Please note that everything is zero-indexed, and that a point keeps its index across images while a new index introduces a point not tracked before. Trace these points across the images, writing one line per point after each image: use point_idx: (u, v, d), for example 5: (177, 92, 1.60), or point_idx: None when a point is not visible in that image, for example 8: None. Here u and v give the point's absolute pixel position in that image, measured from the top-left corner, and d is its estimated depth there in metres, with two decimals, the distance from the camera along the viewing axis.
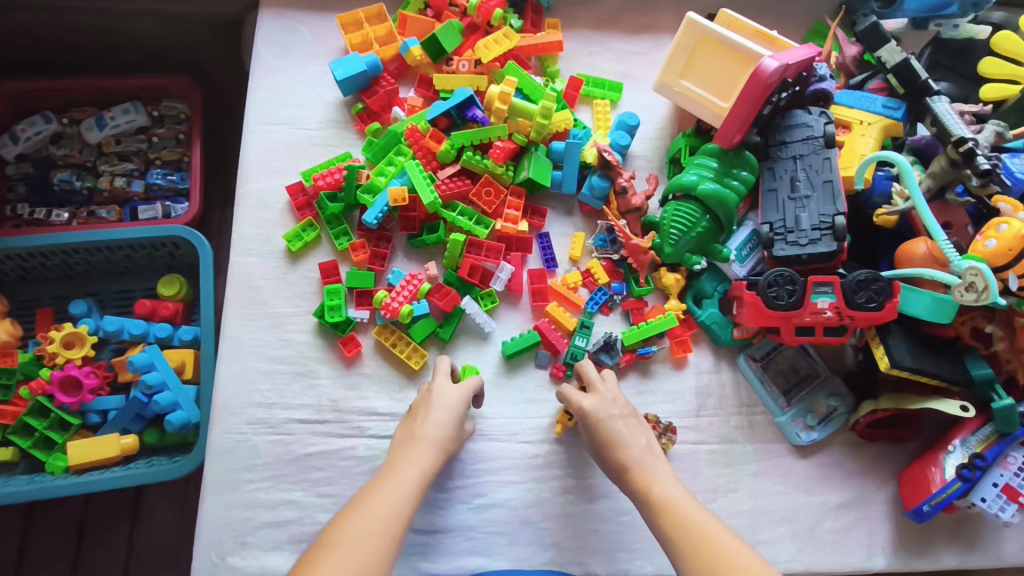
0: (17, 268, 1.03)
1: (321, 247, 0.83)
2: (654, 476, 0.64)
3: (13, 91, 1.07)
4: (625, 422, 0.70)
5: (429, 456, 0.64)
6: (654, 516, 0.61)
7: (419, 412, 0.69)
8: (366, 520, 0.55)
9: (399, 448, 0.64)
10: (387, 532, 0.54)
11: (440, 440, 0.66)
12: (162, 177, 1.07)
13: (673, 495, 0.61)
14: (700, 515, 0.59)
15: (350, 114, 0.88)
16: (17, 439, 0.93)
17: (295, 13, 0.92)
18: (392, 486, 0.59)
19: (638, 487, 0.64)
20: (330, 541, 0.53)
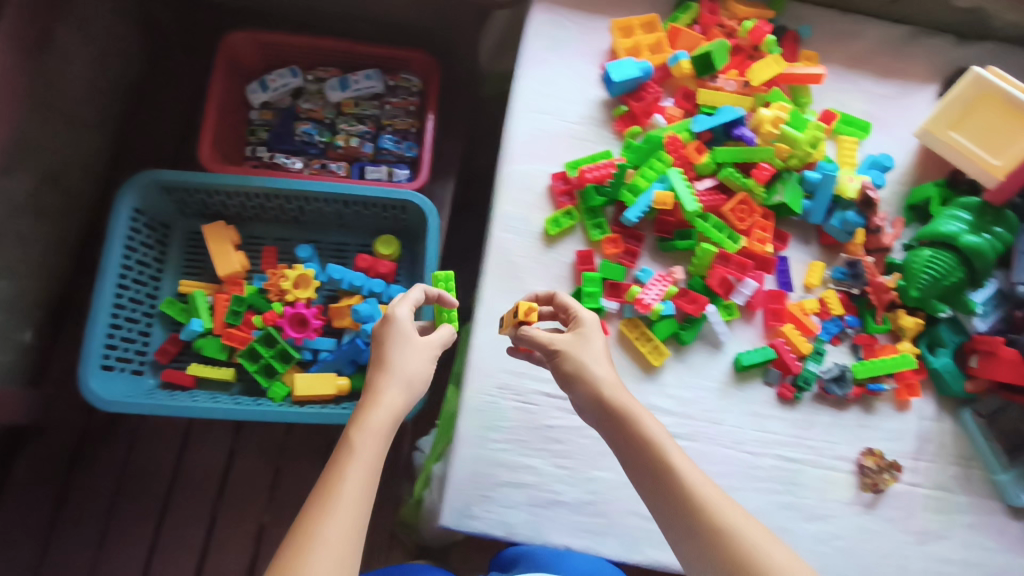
0: (253, 206, 1.11)
1: (575, 235, 0.87)
2: (640, 414, 0.60)
3: (270, 44, 1.14)
4: (605, 352, 0.66)
5: (394, 405, 0.63)
6: (638, 462, 0.58)
7: (380, 353, 0.68)
8: (346, 511, 0.54)
9: (366, 406, 0.62)
10: (355, 516, 0.54)
11: (406, 380, 0.65)
12: (393, 144, 1.14)
13: (662, 441, 0.58)
14: (685, 468, 0.56)
15: (612, 114, 0.91)
16: (246, 361, 1.02)
17: (567, 11, 0.96)
18: (360, 462, 0.57)
19: (623, 425, 0.60)
20: (312, 538, 0.52)
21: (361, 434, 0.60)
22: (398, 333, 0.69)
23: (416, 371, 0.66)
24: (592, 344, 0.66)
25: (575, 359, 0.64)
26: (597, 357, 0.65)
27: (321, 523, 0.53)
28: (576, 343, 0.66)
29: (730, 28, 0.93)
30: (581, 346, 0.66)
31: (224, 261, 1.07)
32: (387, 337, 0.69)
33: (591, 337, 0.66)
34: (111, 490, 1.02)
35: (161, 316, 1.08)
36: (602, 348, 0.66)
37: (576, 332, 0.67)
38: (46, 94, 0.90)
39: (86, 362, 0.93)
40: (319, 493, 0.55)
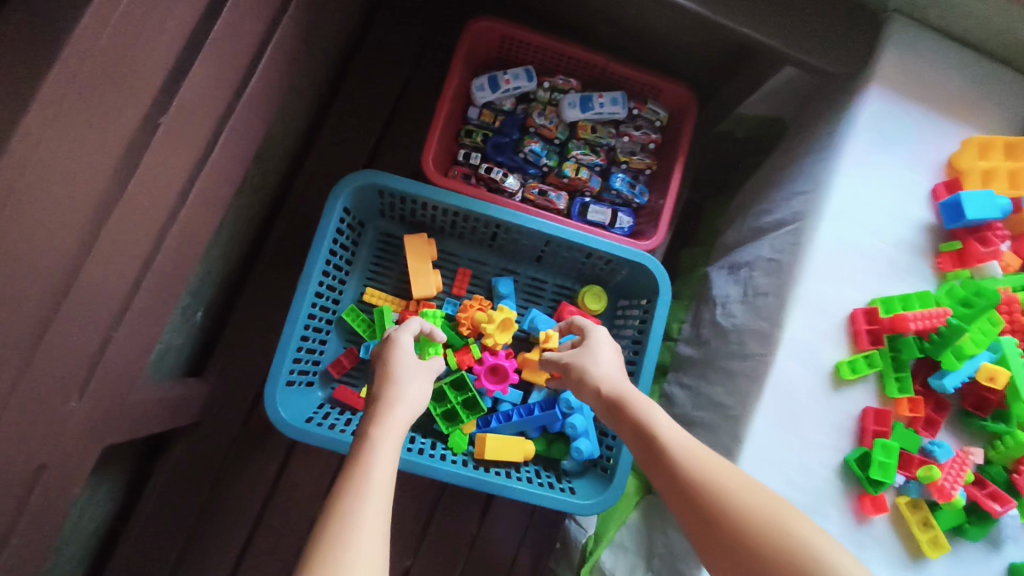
0: (459, 224, 0.98)
1: (868, 384, 0.75)
2: (626, 395, 0.71)
3: (514, 38, 0.98)
4: (614, 360, 0.78)
5: (403, 414, 0.65)
6: (645, 446, 0.66)
7: (383, 371, 0.72)
8: (377, 491, 0.54)
9: (376, 414, 0.64)
10: (378, 500, 0.54)
11: (411, 395, 0.68)
12: (625, 185, 1.00)
13: (647, 418, 0.68)
14: (675, 438, 0.65)
15: (936, 246, 0.78)
16: (431, 403, 0.92)
17: (906, 101, 0.81)
18: (379, 454, 0.59)
19: (629, 417, 0.69)
20: (339, 516, 0.52)
21: (376, 433, 0.61)
22: (404, 360, 0.73)
23: (419, 389, 0.69)
24: (592, 350, 0.79)
25: (579, 366, 0.77)
26: (601, 359, 0.77)
27: (355, 506, 0.52)
28: (584, 353, 0.79)
29: None
30: (586, 356, 0.79)
31: (421, 281, 0.95)
32: (392, 357, 0.74)
33: (595, 347, 0.79)
34: (261, 498, 0.97)
35: (338, 323, 0.98)
36: (607, 356, 0.78)
37: (586, 345, 0.81)
38: (293, 74, 0.77)
39: (275, 380, 0.84)
40: (341, 481, 0.55)
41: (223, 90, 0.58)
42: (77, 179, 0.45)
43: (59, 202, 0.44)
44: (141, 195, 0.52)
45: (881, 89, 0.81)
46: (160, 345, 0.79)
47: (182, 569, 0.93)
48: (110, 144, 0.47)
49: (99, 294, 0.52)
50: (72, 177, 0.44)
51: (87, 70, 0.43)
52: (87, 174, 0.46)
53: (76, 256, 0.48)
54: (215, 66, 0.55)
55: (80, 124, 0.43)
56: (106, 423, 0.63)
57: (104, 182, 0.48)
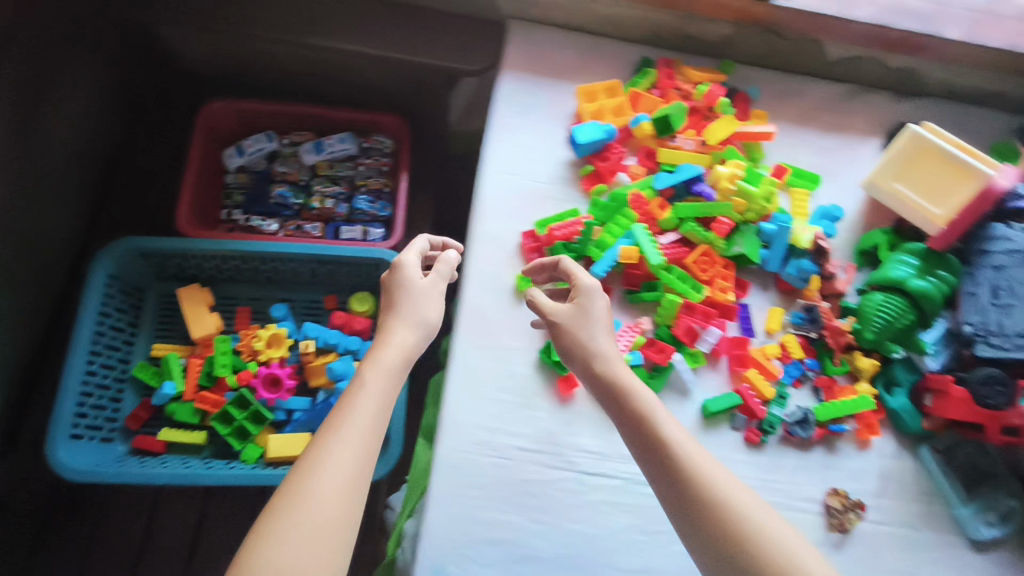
0: (230, 268, 1.13)
1: (545, 291, 0.90)
2: (636, 390, 0.68)
3: (247, 111, 1.18)
4: (608, 329, 0.74)
5: (399, 346, 0.68)
6: (636, 427, 0.66)
7: (397, 296, 0.73)
8: (357, 430, 0.60)
9: (377, 346, 0.68)
10: (364, 445, 0.60)
11: (417, 324, 0.71)
12: (367, 204, 1.17)
13: (659, 421, 0.65)
14: (677, 438, 0.64)
15: (579, 173, 0.96)
16: (218, 425, 1.01)
17: (532, 77, 1.01)
18: (372, 397, 0.63)
19: (622, 393, 0.68)
20: (324, 450, 0.58)
21: (375, 368, 0.65)
22: (404, 286, 0.74)
23: (431, 317, 0.72)
24: (588, 315, 0.74)
25: (568, 332, 0.73)
26: (597, 331, 0.73)
27: (336, 433, 0.59)
28: (575, 318, 0.74)
29: (685, 90, 0.99)
30: (578, 319, 0.74)
31: (199, 323, 1.08)
32: (399, 287, 0.74)
33: (589, 310, 0.74)
34: (75, 563, 1.01)
35: (132, 381, 1.08)
36: (603, 325, 0.74)
37: (577, 303, 0.75)
38: (25, 166, 0.92)
39: (55, 432, 0.92)
40: (343, 410, 0.62)
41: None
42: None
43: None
44: None
45: (511, 73, 1.01)
46: None
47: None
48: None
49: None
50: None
51: None
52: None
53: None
54: None
55: None
56: None
57: None
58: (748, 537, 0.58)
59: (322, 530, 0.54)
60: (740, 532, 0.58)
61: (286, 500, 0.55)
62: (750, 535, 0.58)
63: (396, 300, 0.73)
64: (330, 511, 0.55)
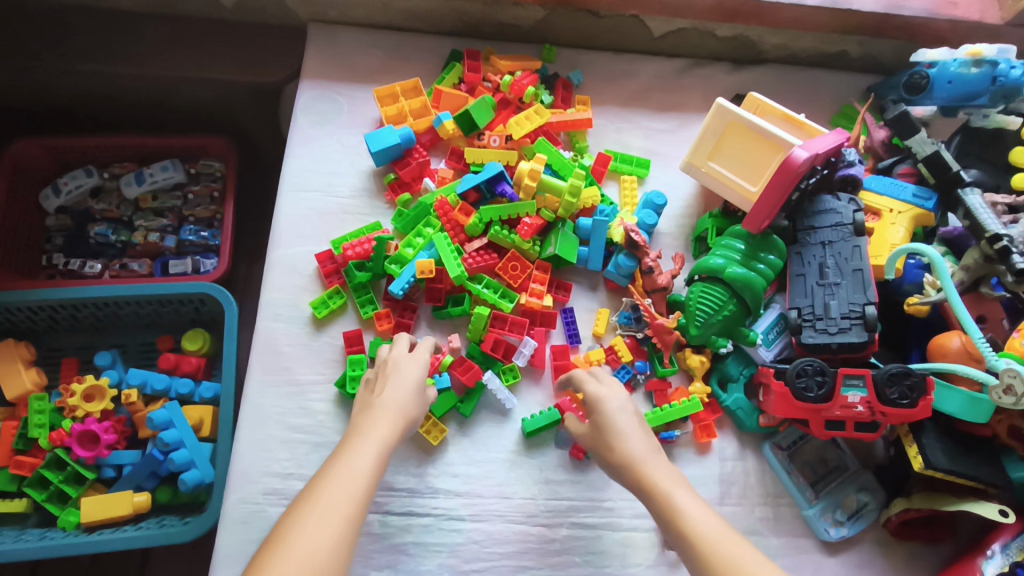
0: (48, 318, 1.05)
1: (347, 315, 0.83)
2: (645, 464, 0.63)
3: (59, 147, 1.11)
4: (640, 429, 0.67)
5: (394, 405, 0.66)
6: (671, 530, 0.59)
7: (380, 382, 0.69)
8: (352, 474, 0.58)
9: (373, 406, 0.66)
10: (348, 511, 0.55)
11: (404, 408, 0.66)
12: (194, 234, 1.10)
13: (666, 490, 0.61)
14: (710, 531, 0.57)
15: (382, 183, 0.90)
16: (31, 492, 0.93)
17: (334, 84, 0.95)
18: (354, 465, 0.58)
19: (651, 492, 0.62)
20: (311, 501, 0.55)
21: (375, 423, 0.64)
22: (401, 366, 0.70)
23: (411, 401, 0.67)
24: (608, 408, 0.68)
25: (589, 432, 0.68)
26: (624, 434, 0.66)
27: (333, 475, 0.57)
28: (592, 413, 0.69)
29: (495, 82, 0.93)
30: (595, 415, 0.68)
31: (13, 381, 1.00)
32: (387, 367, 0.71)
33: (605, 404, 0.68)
34: None
35: None
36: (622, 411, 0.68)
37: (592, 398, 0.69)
38: None
39: None
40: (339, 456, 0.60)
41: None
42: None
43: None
44: None
45: (311, 82, 0.94)
46: None
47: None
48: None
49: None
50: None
51: None
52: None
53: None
54: None
55: None
56: None
57: None
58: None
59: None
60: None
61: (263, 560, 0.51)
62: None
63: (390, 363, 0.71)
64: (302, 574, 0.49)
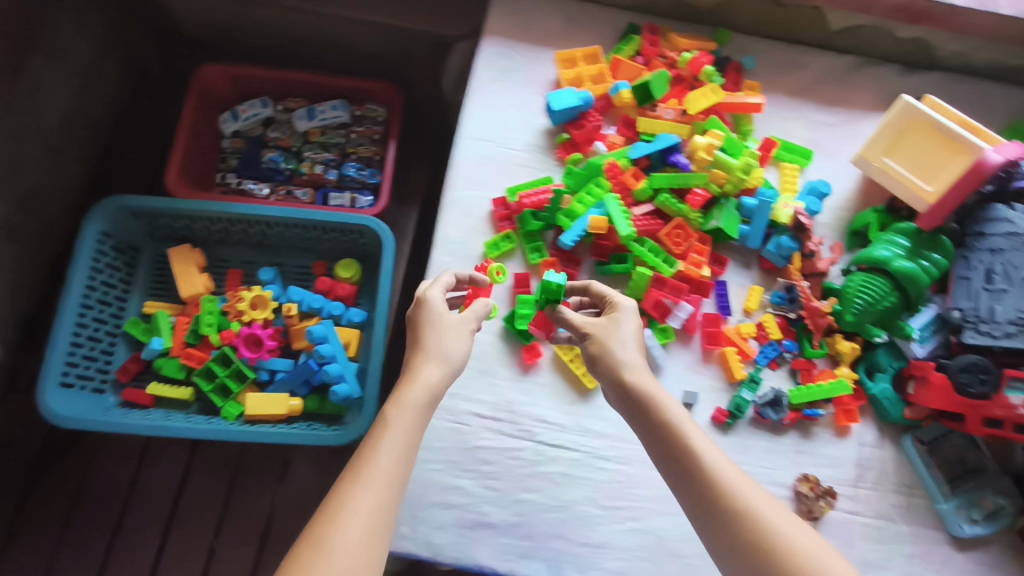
0: (220, 231, 1.15)
1: (514, 259, 0.89)
2: (664, 399, 0.63)
3: (241, 76, 1.20)
4: (638, 342, 0.68)
5: (432, 378, 0.65)
6: (662, 442, 0.62)
7: (423, 333, 0.69)
8: (383, 472, 0.58)
9: (405, 385, 0.65)
10: (389, 488, 0.57)
11: (443, 360, 0.67)
12: (356, 171, 1.18)
13: (684, 428, 0.61)
14: (711, 458, 0.59)
15: (554, 141, 0.94)
16: (200, 381, 1.03)
17: (515, 43, 1.00)
18: (397, 436, 0.60)
19: (661, 428, 0.62)
20: (346, 507, 0.55)
21: (399, 409, 0.62)
22: (431, 316, 0.70)
23: (455, 353, 0.68)
24: (623, 328, 0.68)
25: (602, 343, 0.67)
26: (629, 341, 0.68)
27: (357, 479, 0.57)
28: (608, 329, 0.68)
29: (671, 57, 0.96)
30: (612, 330, 0.68)
31: (188, 283, 1.10)
32: (422, 320, 0.70)
33: (621, 324, 0.68)
34: (68, 507, 1.04)
35: (126, 336, 1.11)
36: (635, 336, 0.68)
37: (613, 317, 0.69)
38: (14, 125, 0.96)
39: (45, 380, 0.96)
40: (365, 452, 0.59)
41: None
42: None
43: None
44: None
45: (493, 39, 1.00)
46: None
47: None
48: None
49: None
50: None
51: None
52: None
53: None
54: None
55: None
56: None
57: None
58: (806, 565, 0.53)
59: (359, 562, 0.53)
60: (772, 548, 0.54)
61: (319, 532, 0.54)
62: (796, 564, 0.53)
63: (437, 320, 0.70)
64: (356, 555, 0.53)
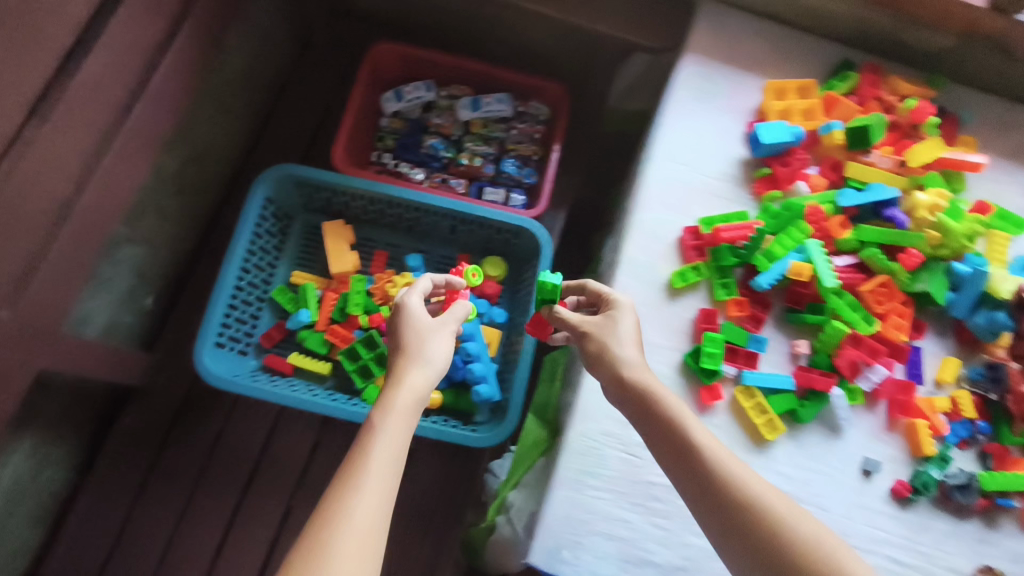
0: (372, 211, 1.14)
1: (699, 292, 0.85)
2: (663, 394, 0.66)
3: (409, 57, 1.18)
4: (636, 338, 0.73)
5: (417, 383, 0.67)
6: (667, 438, 0.64)
7: (405, 333, 0.71)
8: (376, 475, 0.59)
9: (389, 387, 0.66)
10: (383, 493, 0.59)
11: (426, 362, 0.69)
12: (514, 168, 1.15)
13: (683, 421, 0.64)
14: (714, 450, 0.62)
15: (752, 174, 0.90)
16: (345, 360, 1.04)
17: (717, 64, 0.95)
18: (388, 436, 0.62)
19: (666, 425, 0.65)
20: (343, 517, 0.56)
21: (385, 414, 0.64)
22: (418, 321, 0.72)
23: (437, 354, 0.70)
24: (619, 327, 0.73)
25: (602, 341, 0.72)
26: (624, 338, 0.72)
27: (351, 490, 0.57)
28: (607, 327, 0.73)
29: (890, 102, 0.91)
30: (609, 328, 0.73)
31: (339, 259, 1.10)
32: (401, 322, 0.73)
33: (618, 321, 0.73)
34: (200, 464, 1.06)
35: (270, 302, 1.12)
36: (632, 335, 0.72)
37: (610, 314, 0.74)
38: (205, 85, 0.96)
39: (203, 339, 0.97)
40: (355, 457, 0.60)
41: (122, 82, 0.77)
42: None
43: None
44: (72, 113, 0.70)
45: (694, 56, 0.96)
46: (96, 312, 0.94)
47: (121, 542, 1.02)
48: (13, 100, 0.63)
49: (13, 235, 0.68)
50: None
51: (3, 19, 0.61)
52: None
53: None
54: (118, 44, 0.74)
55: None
56: (34, 352, 0.78)
57: (24, 94, 0.66)
58: (809, 548, 0.56)
59: (365, 541, 0.55)
60: (783, 534, 0.57)
61: (314, 543, 0.55)
62: (809, 549, 0.56)
63: (419, 327, 0.72)
64: (354, 560, 0.54)
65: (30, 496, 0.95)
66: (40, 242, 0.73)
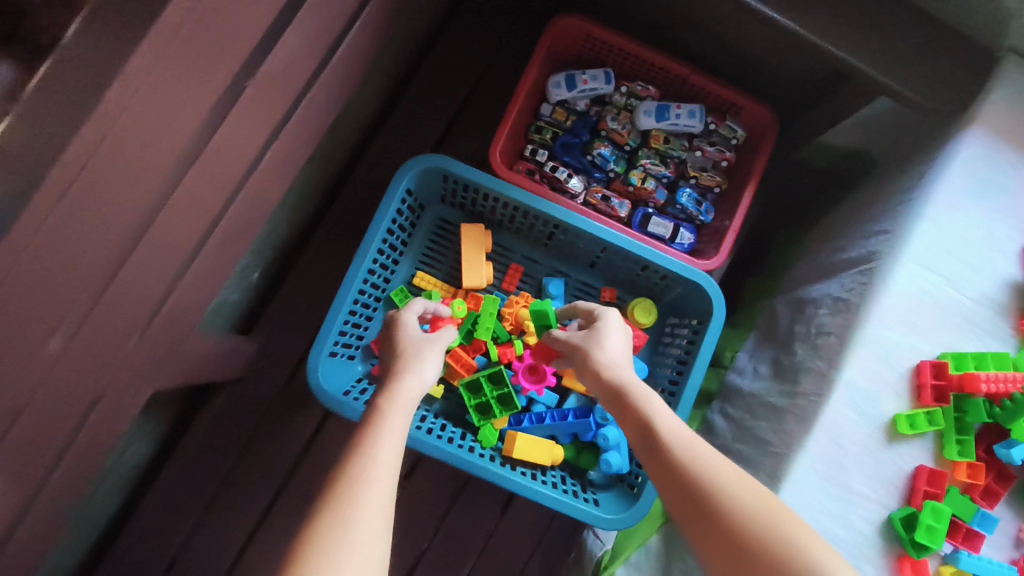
0: (517, 221, 0.97)
1: (926, 441, 0.71)
2: (634, 387, 0.67)
3: (595, 38, 0.96)
4: (620, 346, 0.75)
5: (410, 396, 0.67)
6: (642, 439, 0.63)
7: (397, 350, 0.75)
8: (375, 484, 0.56)
9: (384, 394, 0.67)
10: (379, 499, 0.56)
11: (422, 377, 0.70)
12: (690, 201, 0.98)
13: (648, 414, 0.63)
14: (678, 440, 0.61)
15: (1018, 306, 0.73)
16: (465, 392, 0.91)
17: (1008, 148, 0.75)
18: (384, 438, 0.61)
19: (641, 425, 0.64)
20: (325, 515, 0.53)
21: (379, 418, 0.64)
22: (411, 339, 0.77)
23: (429, 372, 0.72)
24: (600, 332, 0.76)
25: (583, 348, 0.75)
26: (604, 341, 0.75)
27: (342, 491, 0.55)
28: (590, 335, 0.76)
29: None
30: (592, 336, 0.76)
31: (473, 271, 0.96)
32: (399, 341, 0.77)
33: (600, 328, 0.77)
34: (291, 463, 0.99)
35: (386, 302, 0.99)
36: (614, 340, 0.75)
37: (593, 327, 0.78)
38: (371, 56, 0.77)
39: (319, 350, 0.86)
40: (350, 461, 0.58)
41: (299, 75, 0.58)
42: (150, 132, 0.43)
43: (127, 175, 0.43)
44: (244, 125, 0.53)
45: (982, 132, 0.74)
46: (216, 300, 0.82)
47: (199, 530, 0.96)
48: (190, 115, 0.46)
49: (156, 269, 0.54)
50: (142, 141, 0.44)
51: (195, 18, 0.42)
52: (160, 138, 0.44)
53: (141, 230, 0.48)
54: (309, 31, 0.55)
55: (179, 80, 0.44)
56: (155, 376, 0.66)
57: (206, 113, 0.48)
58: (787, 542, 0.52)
59: (370, 542, 0.53)
60: (756, 527, 0.53)
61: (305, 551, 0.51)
62: (785, 540, 0.52)
63: (406, 343, 0.76)
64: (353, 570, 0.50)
65: (114, 480, 0.87)
66: (182, 266, 0.59)
